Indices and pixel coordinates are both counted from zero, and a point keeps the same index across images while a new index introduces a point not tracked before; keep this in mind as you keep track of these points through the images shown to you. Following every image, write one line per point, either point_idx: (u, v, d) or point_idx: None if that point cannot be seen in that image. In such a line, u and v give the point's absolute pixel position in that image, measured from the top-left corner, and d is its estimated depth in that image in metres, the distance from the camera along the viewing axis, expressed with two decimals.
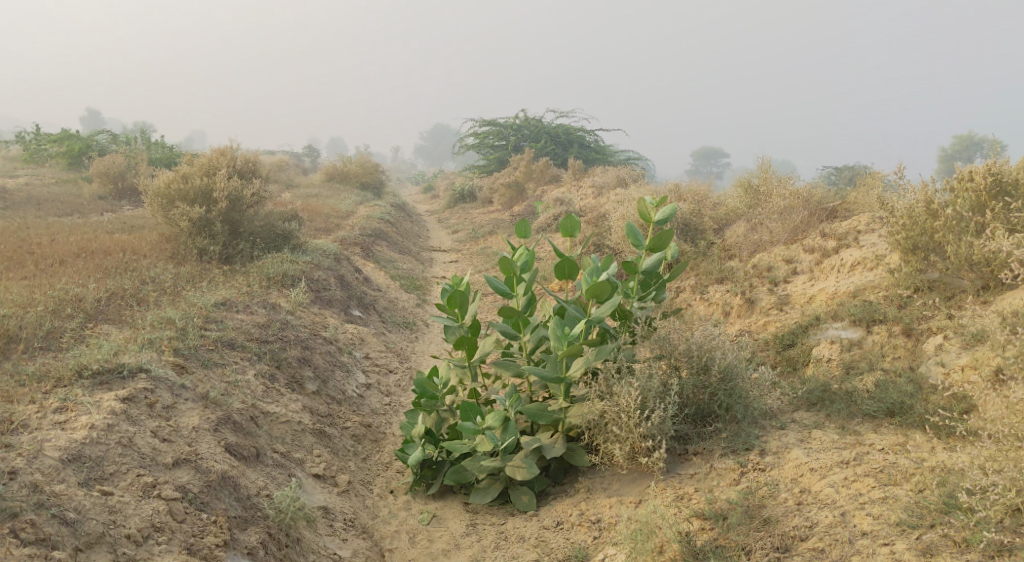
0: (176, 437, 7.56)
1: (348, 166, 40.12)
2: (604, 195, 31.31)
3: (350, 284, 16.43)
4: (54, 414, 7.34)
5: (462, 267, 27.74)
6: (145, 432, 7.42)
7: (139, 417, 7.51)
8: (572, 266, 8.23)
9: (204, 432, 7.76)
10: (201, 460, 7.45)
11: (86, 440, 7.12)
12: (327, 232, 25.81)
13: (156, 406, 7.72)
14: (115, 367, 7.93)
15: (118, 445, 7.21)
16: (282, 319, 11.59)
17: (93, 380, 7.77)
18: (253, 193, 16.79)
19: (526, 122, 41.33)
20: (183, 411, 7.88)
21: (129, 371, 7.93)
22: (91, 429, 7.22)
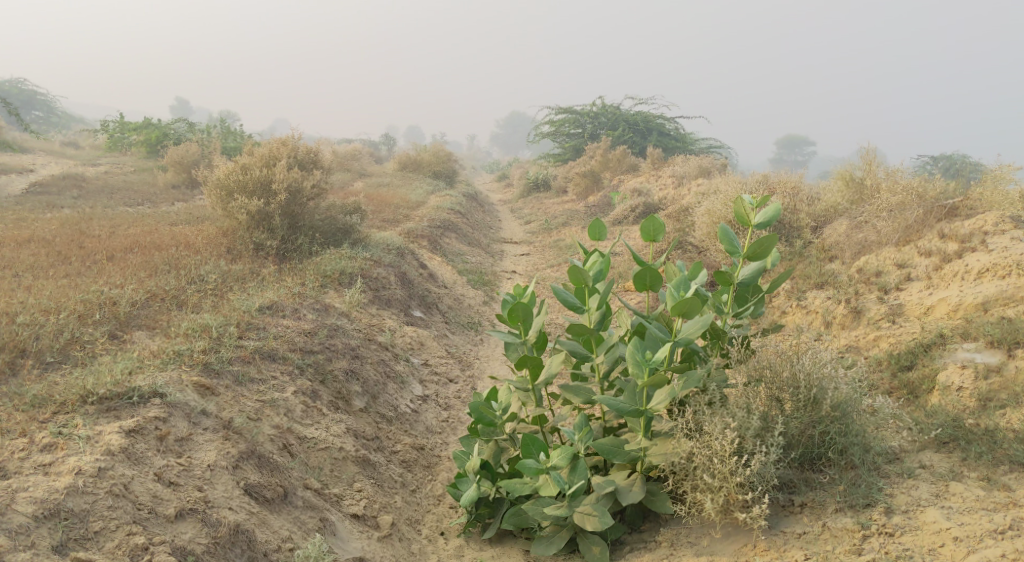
0: (185, 479, 6.85)
1: (421, 154, 39.31)
2: (684, 186, 29.94)
3: (412, 282, 15.42)
4: (40, 453, 6.67)
5: (534, 261, 26.64)
6: (146, 477, 6.72)
7: (143, 456, 6.81)
8: (654, 276, 7.24)
9: (221, 471, 7.01)
10: (210, 510, 6.73)
11: (68, 490, 6.45)
12: (394, 224, 24.93)
13: (167, 438, 7.02)
14: (124, 393, 7.22)
15: (108, 496, 6.52)
16: (334, 324, 10.65)
17: (99, 407, 7.09)
18: (314, 185, 15.89)
19: (604, 109, 39.98)
20: (200, 445, 7.14)
21: (140, 396, 7.24)
22: (77, 475, 6.54)
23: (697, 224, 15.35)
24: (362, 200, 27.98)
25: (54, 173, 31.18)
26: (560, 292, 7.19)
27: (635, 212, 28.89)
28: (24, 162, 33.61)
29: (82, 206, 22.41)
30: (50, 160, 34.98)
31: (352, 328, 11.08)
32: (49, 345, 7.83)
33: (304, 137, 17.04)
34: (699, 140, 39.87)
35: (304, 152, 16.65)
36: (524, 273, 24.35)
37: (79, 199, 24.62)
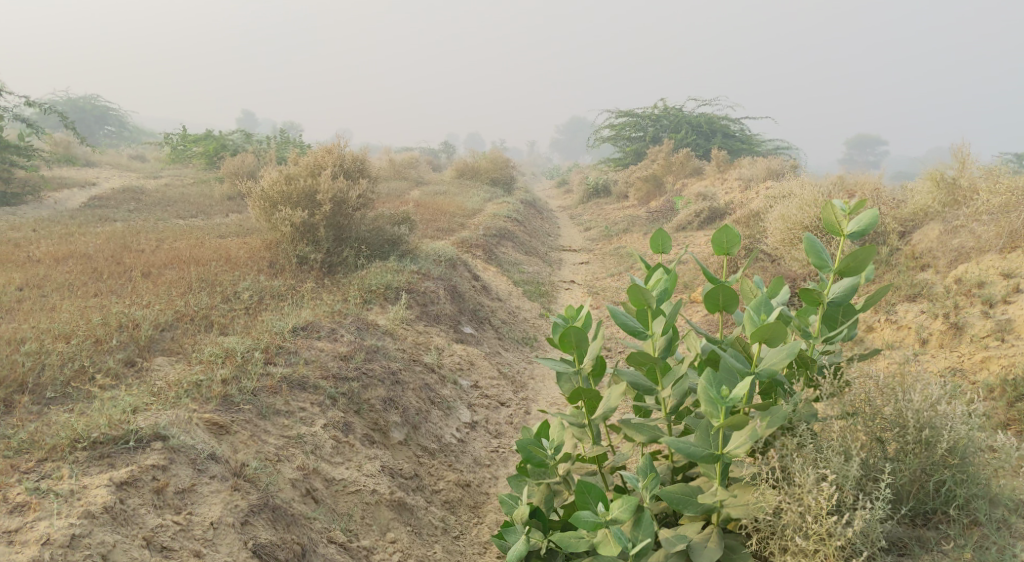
0: (182, 540, 6.51)
1: (479, 161, 38.58)
2: (752, 189, 28.86)
3: (462, 296, 14.55)
4: (12, 515, 6.35)
5: (594, 269, 25.75)
6: (131, 542, 6.38)
7: (132, 515, 6.48)
8: (730, 295, 6.33)
9: (226, 529, 6.67)
10: None
11: None
12: (450, 234, 24.19)
13: (164, 491, 6.69)
14: (121, 436, 6.90)
15: None
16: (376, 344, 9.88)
17: (92, 454, 6.78)
18: (362, 195, 15.12)
19: (665, 112, 38.91)
20: (203, 495, 6.78)
21: (137, 441, 6.90)
22: (46, 544, 6.21)
23: (772, 232, 14.72)
24: (417, 208, 27.28)
25: (112, 186, 30.92)
26: (619, 315, 6.34)
27: (700, 216, 27.86)
28: (84, 176, 33.44)
29: (133, 219, 21.94)
30: (111, 174, 34.81)
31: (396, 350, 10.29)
32: (51, 382, 7.56)
33: (352, 145, 16.24)
34: (765, 141, 38.63)
35: (351, 161, 15.92)
36: (583, 282, 23.44)
37: (132, 212, 24.21)
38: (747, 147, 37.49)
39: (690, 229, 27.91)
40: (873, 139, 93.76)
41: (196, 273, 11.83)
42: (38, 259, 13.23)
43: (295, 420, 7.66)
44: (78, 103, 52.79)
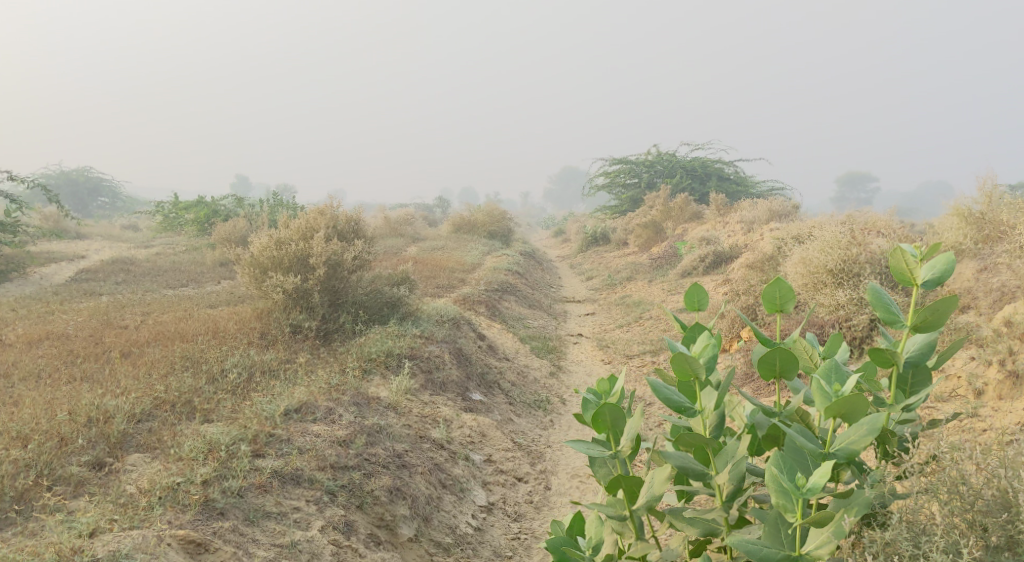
0: None
1: (475, 215, 37.79)
2: (756, 231, 28.02)
3: (468, 359, 13.63)
4: None
5: (600, 320, 24.83)
6: None
7: None
8: (786, 361, 5.49)
9: None
10: None
11: None
12: (450, 291, 23.29)
13: None
14: None
15: None
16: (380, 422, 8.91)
17: None
18: (358, 256, 14.23)
19: (659, 157, 38.20)
20: None
21: None
22: None
23: (792, 278, 13.90)
24: (415, 266, 26.42)
25: (102, 258, 30.08)
26: (661, 392, 5.47)
27: (705, 261, 26.99)
28: (74, 249, 32.60)
29: (121, 292, 21.05)
30: (102, 245, 33.98)
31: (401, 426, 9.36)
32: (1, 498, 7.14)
33: (346, 204, 15.36)
34: (760, 183, 37.86)
35: (345, 220, 15.01)
36: (591, 335, 22.45)
37: (120, 284, 23.34)
38: (742, 190, 36.77)
39: (695, 275, 27.07)
40: (866, 176, 93.35)
41: (181, 350, 10.96)
42: (12, 343, 12.32)
43: (289, 526, 7.30)
44: (71, 176, 52.12)
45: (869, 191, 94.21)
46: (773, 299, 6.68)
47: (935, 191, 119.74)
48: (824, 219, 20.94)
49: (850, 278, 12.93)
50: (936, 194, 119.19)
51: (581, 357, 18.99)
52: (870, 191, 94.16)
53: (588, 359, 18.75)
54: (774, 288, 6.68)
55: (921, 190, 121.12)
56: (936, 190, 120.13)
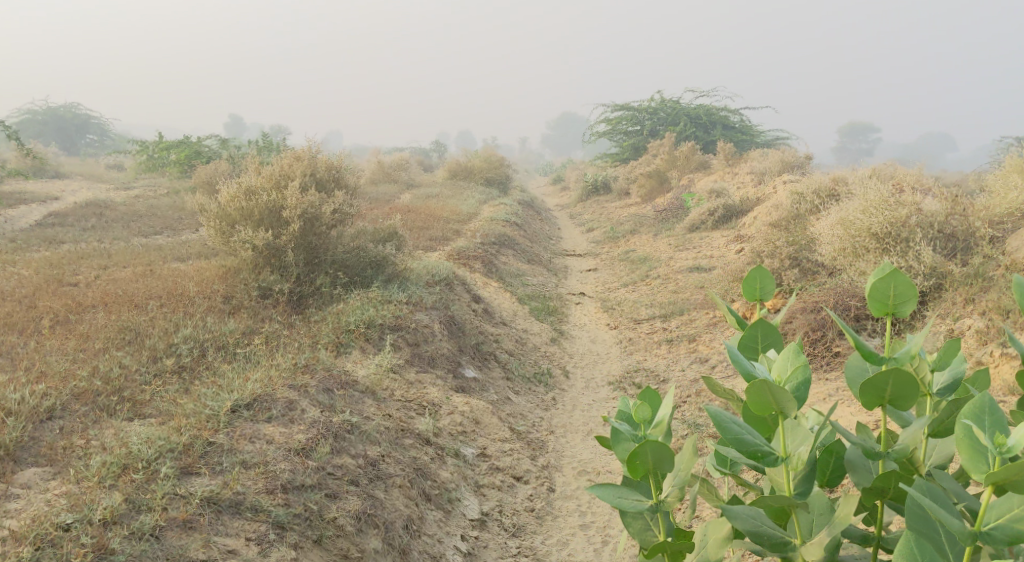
0: None
1: (472, 161, 36.04)
2: (768, 183, 26.39)
3: (462, 329, 12.05)
4: None
5: (603, 277, 23.28)
6: None
7: None
8: (908, 394, 5.08)
9: None
10: None
11: None
12: (443, 244, 21.72)
13: None
14: None
15: None
16: (358, 412, 8.19)
17: None
18: (337, 210, 12.49)
19: (663, 103, 36.31)
20: None
21: None
22: None
23: (827, 242, 12.42)
24: (405, 216, 24.81)
25: (77, 200, 28.42)
26: (735, 428, 5.15)
27: (715, 215, 25.41)
28: (48, 188, 30.85)
29: (87, 238, 19.45)
30: (80, 186, 32.23)
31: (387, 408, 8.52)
32: None
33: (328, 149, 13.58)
34: (766, 131, 36.05)
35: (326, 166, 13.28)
36: (594, 294, 20.96)
37: (89, 229, 21.74)
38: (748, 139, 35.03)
39: (704, 229, 25.50)
40: (871, 126, 91.13)
41: (127, 317, 9.54)
42: None
43: None
44: (57, 112, 50.07)
45: (872, 141, 92.18)
46: (883, 296, 5.34)
47: (940, 142, 117.45)
48: (849, 173, 19.30)
49: (897, 245, 11.42)
50: (941, 145, 116.94)
51: (585, 319, 17.46)
52: (873, 142, 92.12)
53: (592, 322, 17.21)
54: (885, 282, 5.33)
55: (925, 141, 118.92)
56: (940, 142, 117.91)
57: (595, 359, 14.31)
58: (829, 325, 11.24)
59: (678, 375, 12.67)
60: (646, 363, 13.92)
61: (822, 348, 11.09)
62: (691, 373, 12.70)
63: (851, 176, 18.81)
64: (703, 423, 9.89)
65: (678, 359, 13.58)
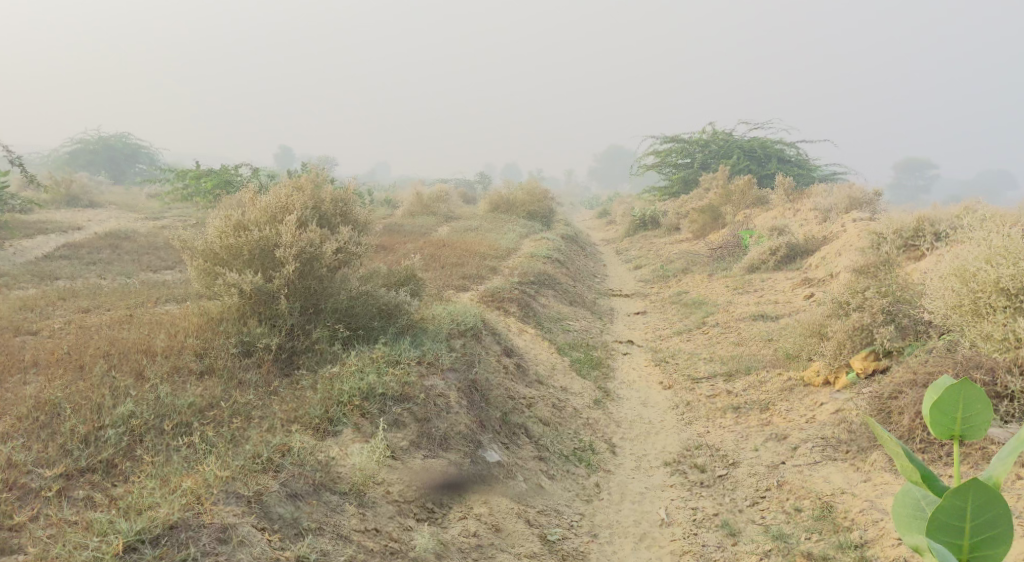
0: None
1: (515, 192, 34.04)
2: (834, 220, 24.19)
3: (485, 397, 9.84)
4: None
5: (653, 320, 21.13)
6: None
7: None
8: None
9: None
10: None
11: None
12: (478, 285, 19.62)
13: None
14: None
15: None
16: (329, 530, 7.45)
17: None
18: (341, 249, 9.94)
19: (715, 135, 33.73)
20: None
21: None
22: None
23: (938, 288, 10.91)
24: (441, 251, 22.88)
25: (97, 228, 26.66)
26: None
27: (777, 254, 23.13)
28: (69, 216, 29.14)
29: (86, 271, 17.64)
30: (103, 213, 30.51)
31: (374, 517, 7.66)
32: None
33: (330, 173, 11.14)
34: (823, 165, 33.65)
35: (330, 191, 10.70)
36: (644, 343, 18.85)
37: (95, 263, 19.79)
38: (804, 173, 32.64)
39: (764, 270, 23.15)
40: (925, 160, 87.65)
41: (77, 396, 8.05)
42: None
43: None
44: (105, 139, 48.02)
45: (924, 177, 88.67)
46: None
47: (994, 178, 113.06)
48: (936, 214, 17.00)
49: None
50: (997, 182, 112.58)
51: (633, 374, 15.20)
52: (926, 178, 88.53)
53: (643, 379, 14.98)
54: None
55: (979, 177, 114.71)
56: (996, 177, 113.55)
57: (648, 427, 12.15)
58: None
59: (751, 458, 10.49)
60: (709, 439, 11.73)
61: (939, 433, 9.50)
62: (766, 457, 10.47)
63: (941, 219, 16.61)
64: (790, 532, 8.64)
65: (748, 434, 11.61)
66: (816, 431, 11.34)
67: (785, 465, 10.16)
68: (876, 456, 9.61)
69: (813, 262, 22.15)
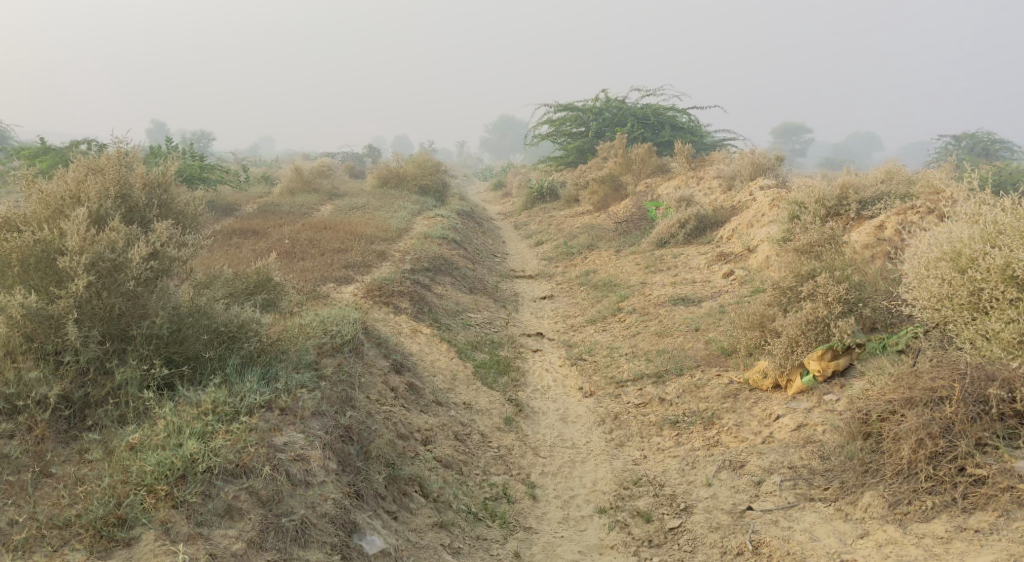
0: None
1: (404, 166, 31.28)
2: (741, 189, 22.28)
3: (367, 446, 7.60)
4: None
5: (561, 306, 18.88)
6: None
7: None
8: None
9: None
10: None
11: None
12: (361, 275, 17.01)
13: None
14: None
15: None
16: None
17: None
18: (156, 253, 7.38)
19: (609, 101, 31.44)
20: None
21: None
22: None
23: (914, 276, 9.07)
24: (321, 235, 20.09)
25: None
26: None
27: (687, 227, 21.05)
28: None
29: None
30: None
31: None
32: None
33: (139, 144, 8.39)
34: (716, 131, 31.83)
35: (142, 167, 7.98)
36: (555, 335, 16.59)
37: None
38: (698, 139, 30.82)
39: (674, 245, 21.06)
40: (803, 126, 87.50)
41: None
42: None
43: None
44: None
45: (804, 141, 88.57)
46: None
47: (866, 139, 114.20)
48: (859, 181, 14.99)
49: None
50: (869, 145, 113.69)
51: (547, 379, 12.86)
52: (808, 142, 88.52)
53: (559, 384, 12.69)
54: None
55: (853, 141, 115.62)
56: (872, 139, 114.56)
57: (572, 453, 9.82)
58: (959, 430, 7.56)
59: (708, 500, 8.26)
60: (649, 470, 9.53)
61: (950, 469, 7.49)
62: (725, 497, 8.27)
63: (864, 189, 14.63)
64: None
65: (698, 464, 9.48)
66: (780, 457, 9.27)
67: (754, 513, 8.00)
68: (870, 499, 7.70)
69: (725, 235, 20.21)
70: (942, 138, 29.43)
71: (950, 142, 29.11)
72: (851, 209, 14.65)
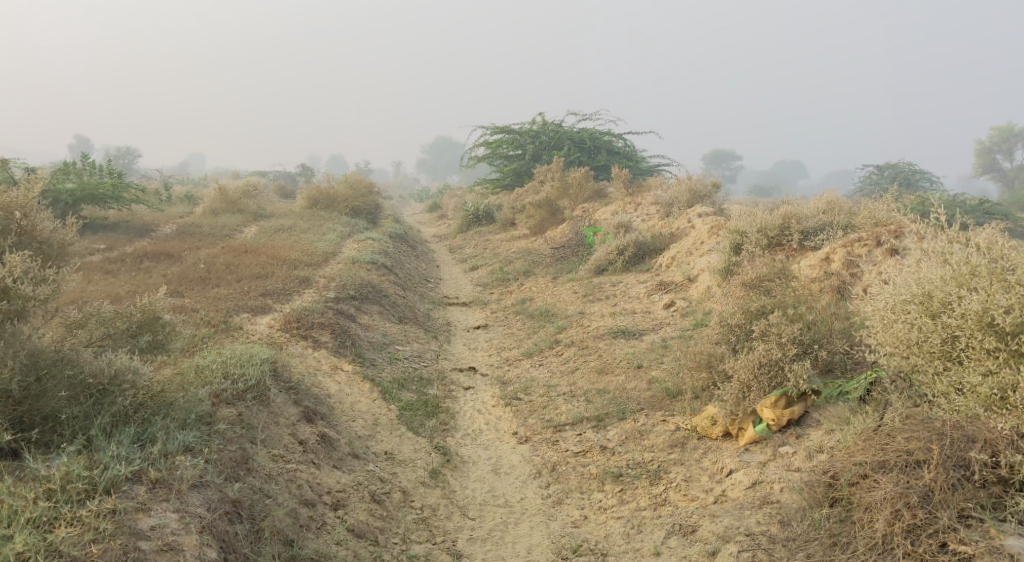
0: None
1: (334, 186, 30.01)
2: (678, 215, 21.51)
3: (248, 520, 7.20)
4: None
5: (495, 336, 17.82)
6: None
7: None
8: None
9: None
10: None
11: None
12: (280, 304, 15.75)
13: None
14: None
15: None
16: None
17: None
18: (8, 295, 6.97)
19: (545, 124, 30.61)
20: None
21: None
22: None
23: (882, 319, 8.15)
24: (240, 260, 18.77)
25: None
26: None
27: (624, 254, 20.18)
28: None
29: None
30: None
31: None
32: None
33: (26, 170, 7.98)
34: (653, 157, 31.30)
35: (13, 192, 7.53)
36: (488, 370, 15.52)
37: None
38: (634, 164, 30.27)
39: (611, 272, 20.16)
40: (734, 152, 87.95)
41: None
42: None
43: None
44: None
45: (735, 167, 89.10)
46: None
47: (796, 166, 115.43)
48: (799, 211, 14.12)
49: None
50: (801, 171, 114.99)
51: None
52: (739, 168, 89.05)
53: None
54: None
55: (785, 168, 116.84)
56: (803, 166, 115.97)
57: (505, 513, 8.77)
58: (938, 501, 6.86)
59: None
60: (591, 535, 8.58)
61: (932, 545, 6.77)
62: None
63: (808, 217, 13.75)
64: None
65: (645, 529, 8.57)
66: (736, 521, 8.34)
67: None
68: None
69: (663, 263, 19.34)
70: (865, 168, 29.13)
71: (873, 172, 28.85)
72: (794, 240, 13.78)
